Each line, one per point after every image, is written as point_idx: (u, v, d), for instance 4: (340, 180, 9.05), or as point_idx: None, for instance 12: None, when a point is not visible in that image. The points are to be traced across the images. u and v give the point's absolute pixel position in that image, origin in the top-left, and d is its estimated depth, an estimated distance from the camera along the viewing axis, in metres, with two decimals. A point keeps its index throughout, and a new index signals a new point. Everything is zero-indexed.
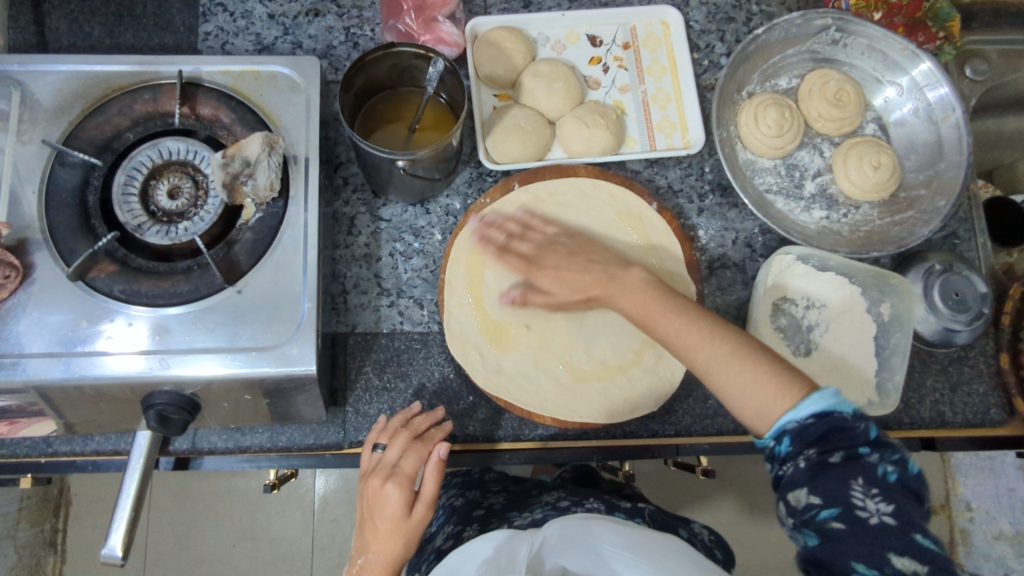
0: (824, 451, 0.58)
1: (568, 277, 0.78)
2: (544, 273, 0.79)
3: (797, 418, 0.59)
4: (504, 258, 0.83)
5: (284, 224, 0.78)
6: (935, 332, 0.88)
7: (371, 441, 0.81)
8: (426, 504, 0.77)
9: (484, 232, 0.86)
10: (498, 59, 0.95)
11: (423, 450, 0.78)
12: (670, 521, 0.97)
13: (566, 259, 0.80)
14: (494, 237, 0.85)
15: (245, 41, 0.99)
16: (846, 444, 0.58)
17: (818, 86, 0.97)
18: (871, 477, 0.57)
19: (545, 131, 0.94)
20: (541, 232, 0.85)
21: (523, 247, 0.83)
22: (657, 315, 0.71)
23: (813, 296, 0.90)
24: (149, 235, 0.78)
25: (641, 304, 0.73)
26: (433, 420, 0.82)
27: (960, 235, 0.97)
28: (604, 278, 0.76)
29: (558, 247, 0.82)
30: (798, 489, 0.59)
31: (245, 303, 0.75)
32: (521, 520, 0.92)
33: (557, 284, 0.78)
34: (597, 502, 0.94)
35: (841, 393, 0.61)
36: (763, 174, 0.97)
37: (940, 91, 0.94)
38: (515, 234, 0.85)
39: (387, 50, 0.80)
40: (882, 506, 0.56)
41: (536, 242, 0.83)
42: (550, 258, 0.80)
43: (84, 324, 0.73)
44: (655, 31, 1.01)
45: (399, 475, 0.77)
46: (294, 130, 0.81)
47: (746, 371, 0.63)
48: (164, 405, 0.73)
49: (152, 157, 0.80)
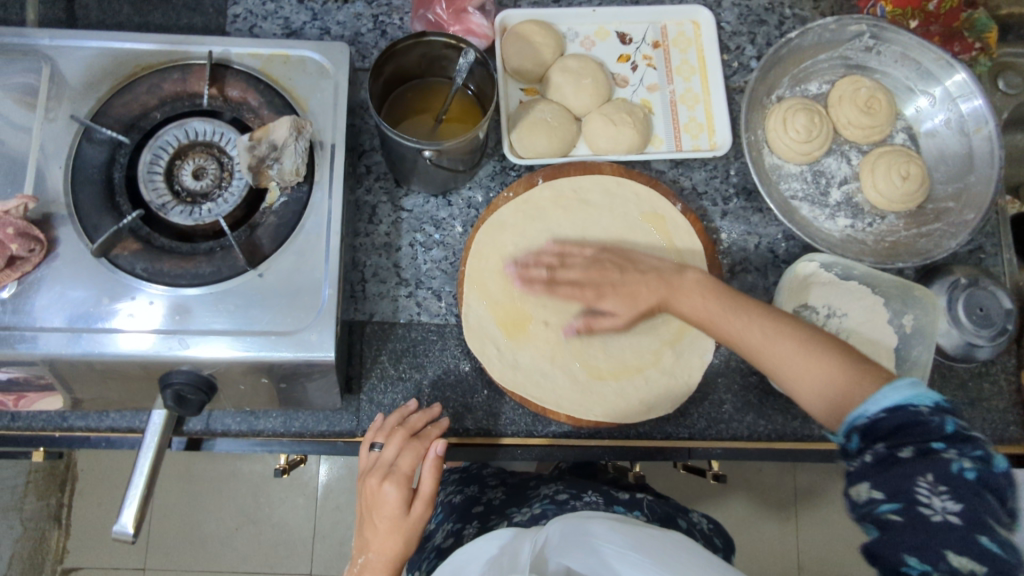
0: (893, 445, 0.58)
1: (625, 296, 0.80)
2: (605, 297, 0.80)
3: (869, 411, 0.61)
4: (557, 292, 0.81)
5: (307, 209, 0.78)
6: (958, 347, 0.87)
7: (369, 441, 0.81)
8: (424, 502, 0.77)
9: (523, 273, 0.83)
10: (527, 53, 0.94)
11: (419, 448, 0.79)
12: (670, 512, 0.95)
13: (617, 275, 0.81)
14: (535, 275, 0.82)
15: (273, 25, 0.99)
16: (918, 438, 0.57)
17: (849, 92, 0.96)
18: (942, 473, 0.56)
19: (571, 127, 0.94)
20: (579, 251, 0.83)
21: (566, 273, 0.81)
22: (719, 316, 0.76)
23: (834, 305, 0.88)
24: (173, 215, 0.78)
25: (702, 307, 0.78)
26: (429, 418, 0.82)
27: (986, 250, 0.96)
28: (661, 285, 0.80)
29: (607, 266, 0.82)
30: (861, 483, 0.59)
31: (265, 287, 0.75)
32: (521, 516, 0.91)
33: (620, 303, 0.80)
34: (596, 495, 0.93)
35: (921, 384, 0.61)
36: (789, 180, 0.96)
37: (974, 103, 0.93)
38: (555, 264, 0.83)
39: (419, 38, 0.79)
40: (948, 504, 0.55)
41: (580, 266, 0.82)
42: (603, 277, 0.81)
43: (105, 301, 0.73)
44: (686, 30, 1.00)
45: (396, 474, 0.77)
46: (322, 116, 0.81)
47: (810, 360, 0.69)
48: (182, 384, 0.73)
49: (178, 137, 0.80)
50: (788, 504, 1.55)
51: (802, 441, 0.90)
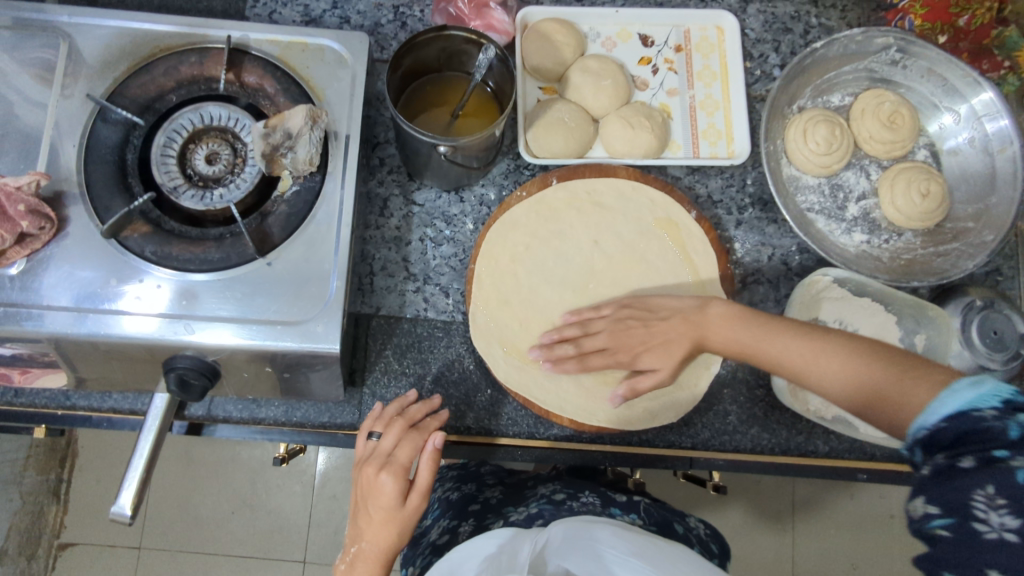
0: (953, 455, 0.49)
1: (660, 352, 0.80)
2: (639, 356, 0.81)
3: (927, 420, 0.53)
4: (591, 364, 0.81)
5: (319, 199, 0.77)
6: (969, 370, 0.84)
7: (368, 429, 0.80)
8: (420, 494, 0.76)
9: (549, 355, 0.82)
10: (547, 51, 0.93)
11: (417, 440, 0.77)
12: (667, 516, 0.95)
13: (647, 337, 0.81)
14: (563, 347, 0.82)
15: (293, 12, 0.98)
16: (978, 445, 0.48)
17: (873, 106, 0.94)
18: (1005, 485, 0.46)
19: (588, 128, 0.93)
20: (596, 313, 0.83)
21: (589, 341, 0.81)
22: (760, 343, 0.75)
23: (846, 319, 0.87)
24: (184, 199, 0.77)
25: (741, 336, 0.77)
26: (429, 408, 0.81)
27: (1003, 272, 0.94)
28: (690, 332, 0.80)
29: (630, 323, 0.82)
30: (916, 498, 0.51)
31: (274, 276, 0.75)
32: (517, 515, 0.90)
33: (658, 360, 0.80)
34: (592, 496, 0.93)
35: (997, 381, 0.51)
36: (806, 192, 0.95)
37: (1000, 122, 0.91)
38: (576, 335, 0.82)
39: (440, 32, 0.79)
40: (1006, 520, 0.46)
41: (601, 331, 0.82)
42: (631, 334, 0.81)
43: (112, 282, 0.73)
44: (709, 35, 0.99)
45: (392, 465, 0.75)
46: (337, 106, 0.80)
47: (837, 353, 0.69)
48: (186, 369, 0.73)
49: (193, 120, 0.80)
50: (785, 517, 1.54)
51: (806, 456, 0.89)
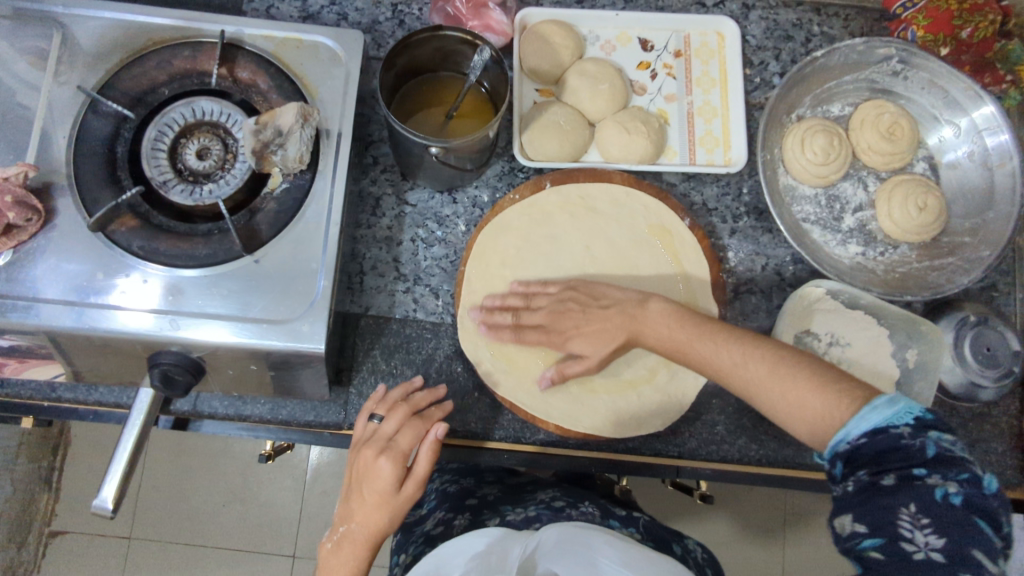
0: (875, 472, 0.55)
1: (592, 338, 0.78)
2: (567, 339, 0.79)
3: (848, 437, 0.57)
4: (523, 335, 0.81)
5: (309, 198, 0.77)
6: (959, 386, 0.84)
7: (369, 412, 0.80)
8: (416, 482, 0.75)
9: (487, 319, 0.83)
10: (544, 53, 0.93)
11: (420, 428, 0.76)
12: (665, 535, 0.93)
13: (584, 317, 0.79)
14: (501, 315, 0.82)
15: (291, 7, 0.97)
16: (897, 463, 0.54)
17: (872, 117, 0.93)
18: (925, 503, 0.52)
19: (583, 132, 0.92)
20: (541, 292, 0.83)
21: (529, 312, 0.81)
22: (692, 342, 0.73)
23: (838, 333, 0.86)
24: (174, 193, 0.77)
25: (671, 335, 0.74)
26: (434, 398, 0.80)
27: (999, 288, 0.93)
28: (624, 321, 0.77)
29: (570, 307, 0.80)
30: (844, 514, 0.56)
31: (262, 273, 0.74)
32: (514, 515, 0.88)
33: (590, 343, 0.78)
34: (591, 506, 0.92)
35: (910, 402, 0.57)
36: (802, 202, 0.94)
37: (1000, 137, 0.90)
38: (519, 307, 0.83)
39: (435, 32, 0.78)
40: (931, 538, 0.51)
41: (543, 308, 0.81)
42: (567, 317, 0.79)
43: (99, 276, 0.73)
44: (710, 41, 0.98)
45: (392, 450, 0.75)
46: (330, 104, 0.80)
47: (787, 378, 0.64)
48: (170, 365, 0.72)
49: (185, 115, 0.79)
50: (776, 526, 1.53)
51: (793, 468, 0.88)
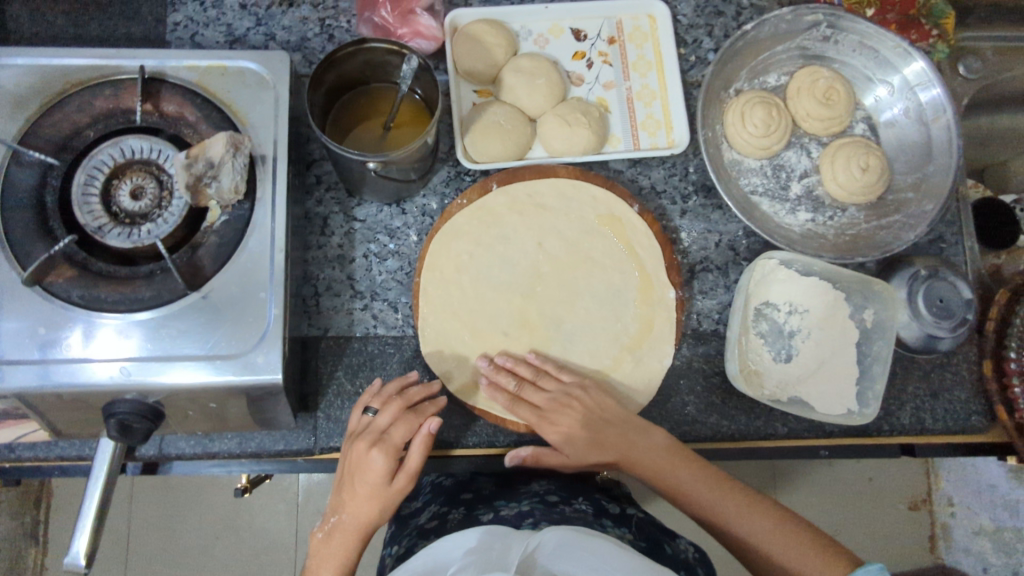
0: None
1: (583, 441, 0.79)
2: (552, 431, 0.80)
3: None
4: (518, 408, 0.81)
5: (249, 227, 0.75)
6: (918, 339, 0.86)
7: (364, 405, 0.79)
8: (408, 475, 0.74)
9: (493, 376, 0.82)
10: (477, 53, 0.92)
11: (414, 422, 0.76)
12: (657, 535, 0.91)
13: (580, 416, 0.80)
14: (503, 382, 0.82)
15: (216, 32, 0.96)
16: None
17: (808, 84, 0.94)
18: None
19: (525, 129, 0.91)
20: (554, 379, 0.83)
21: (535, 396, 0.81)
22: (675, 483, 0.78)
23: (796, 301, 0.88)
24: (110, 238, 0.74)
25: (658, 468, 0.79)
26: (429, 393, 0.79)
27: (947, 239, 0.95)
28: (619, 446, 0.80)
29: (571, 403, 0.81)
30: None
31: (211, 308, 0.73)
32: (507, 510, 0.87)
33: (570, 445, 0.80)
34: (585, 504, 0.90)
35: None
36: (749, 174, 0.95)
37: (932, 91, 0.92)
38: (527, 378, 0.82)
39: (359, 45, 0.77)
40: None
41: (549, 393, 0.81)
42: (562, 415, 0.80)
43: (42, 331, 0.71)
44: (642, 25, 0.98)
45: (385, 443, 0.74)
46: (261, 129, 0.78)
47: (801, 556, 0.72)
48: (126, 414, 0.71)
49: (113, 155, 0.77)
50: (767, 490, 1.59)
51: (767, 439, 0.89)
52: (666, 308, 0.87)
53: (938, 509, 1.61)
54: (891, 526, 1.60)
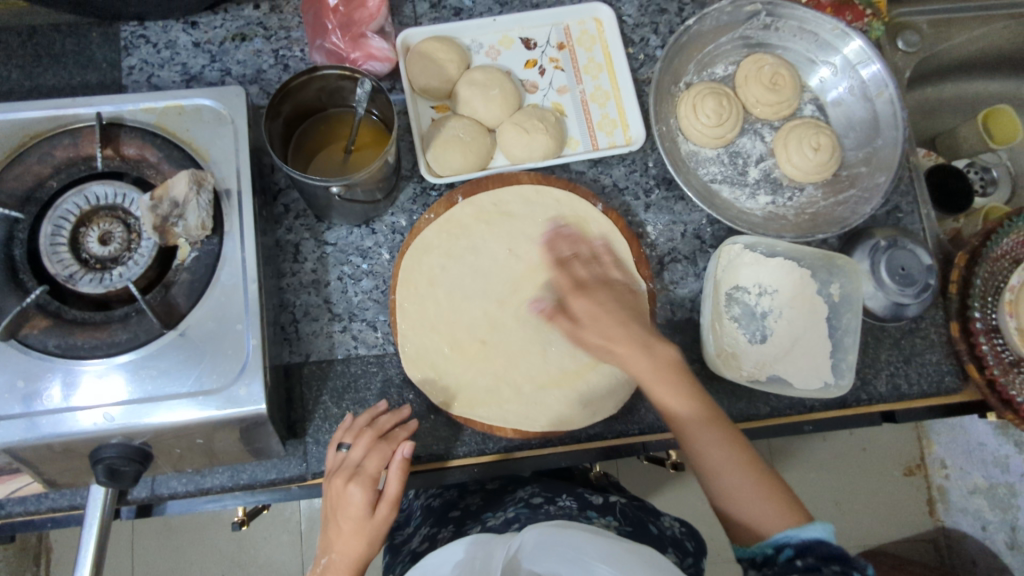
0: (821, 564, 0.65)
1: (604, 321, 0.77)
2: (583, 300, 0.78)
3: (802, 535, 0.67)
4: (561, 272, 0.82)
5: (220, 262, 0.76)
6: (885, 307, 0.88)
7: (337, 441, 0.80)
8: (389, 504, 0.75)
9: (552, 237, 0.87)
10: (431, 70, 0.94)
11: (386, 450, 0.76)
12: (641, 517, 0.94)
13: (611, 302, 0.79)
14: (559, 247, 0.85)
15: (171, 72, 0.97)
16: (843, 565, 0.64)
17: (754, 71, 0.97)
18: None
19: (485, 140, 0.93)
20: (602, 268, 0.84)
21: (581, 272, 0.82)
22: (673, 398, 0.74)
23: (764, 282, 0.91)
24: (82, 285, 0.74)
25: (658, 379, 0.74)
26: (398, 419, 0.80)
27: (903, 209, 0.98)
28: (637, 343, 0.76)
29: (605, 288, 0.81)
30: None
31: (189, 345, 0.74)
32: (495, 520, 0.88)
33: (597, 328, 0.77)
34: (570, 499, 0.92)
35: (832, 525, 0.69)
36: (707, 164, 0.97)
37: (872, 68, 0.95)
38: (582, 256, 0.84)
39: (312, 73, 0.78)
40: None
41: (592, 272, 0.82)
42: (602, 292, 0.80)
43: (21, 384, 0.71)
44: (589, 28, 1.01)
45: (361, 475, 0.75)
46: (224, 163, 0.79)
47: (752, 484, 0.72)
48: (113, 458, 0.72)
49: (79, 203, 0.77)
50: None
51: (750, 420, 0.90)
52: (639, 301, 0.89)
53: (933, 473, 1.64)
54: (889, 492, 1.63)
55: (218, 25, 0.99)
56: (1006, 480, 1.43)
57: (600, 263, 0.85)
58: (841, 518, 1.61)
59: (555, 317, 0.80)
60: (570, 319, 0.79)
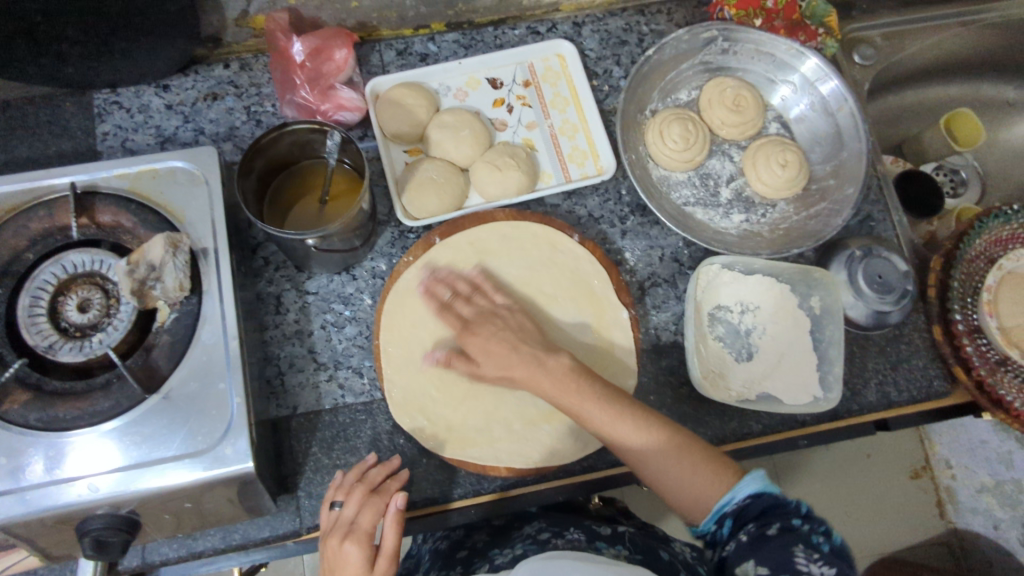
0: (762, 524, 0.68)
1: (496, 354, 0.78)
2: (473, 339, 0.79)
3: (736, 497, 0.70)
4: (445, 316, 0.83)
5: (200, 321, 0.76)
6: (867, 317, 0.89)
7: (329, 500, 0.79)
8: (388, 557, 0.72)
9: (430, 285, 0.86)
10: (400, 116, 0.95)
11: (379, 503, 0.76)
12: (652, 544, 0.92)
13: (500, 332, 0.80)
14: (439, 293, 0.85)
15: (146, 135, 0.98)
16: (779, 517, 0.68)
17: (716, 95, 1.00)
18: (808, 542, 0.65)
19: (458, 180, 0.94)
20: (485, 298, 0.85)
21: (465, 309, 0.83)
22: (583, 404, 0.75)
23: (745, 300, 0.91)
24: (63, 354, 0.75)
25: (565, 390, 0.76)
26: (389, 470, 0.80)
27: (875, 217, 0.99)
28: (533, 364, 0.77)
29: (494, 319, 0.82)
30: (746, 561, 0.66)
31: (172, 408, 0.73)
32: (501, 558, 0.86)
33: (489, 359, 0.78)
34: (578, 532, 0.89)
35: (763, 473, 0.72)
36: (679, 187, 0.99)
37: (830, 84, 0.98)
38: (464, 293, 0.85)
39: (281, 129, 0.80)
40: (824, 569, 0.63)
41: (477, 307, 0.83)
42: (486, 326, 0.80)
43: (3, 461, 0.70)
44: (553, 65, 1.03)
45: (356, 532, 0.73)
46: (199, 223, 0.80)
47: (681, 467, 0.73)
48: (101, 529, 0.71)
49: (56, 273, 0.77)
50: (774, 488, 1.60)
51: (745, 440, 0.89)
52: (622, 328, 0.90)
53: (939, 474, 1.62)
54: (900, 497, 1.61)
55: (189, 86, 1.00)
56: (1012, 477, 1.51)
57: (482, 293, 0.85)
58: (852, 527, 1.59)
59: (450, 361, 0.81)
60: (467, 360, 0.80)
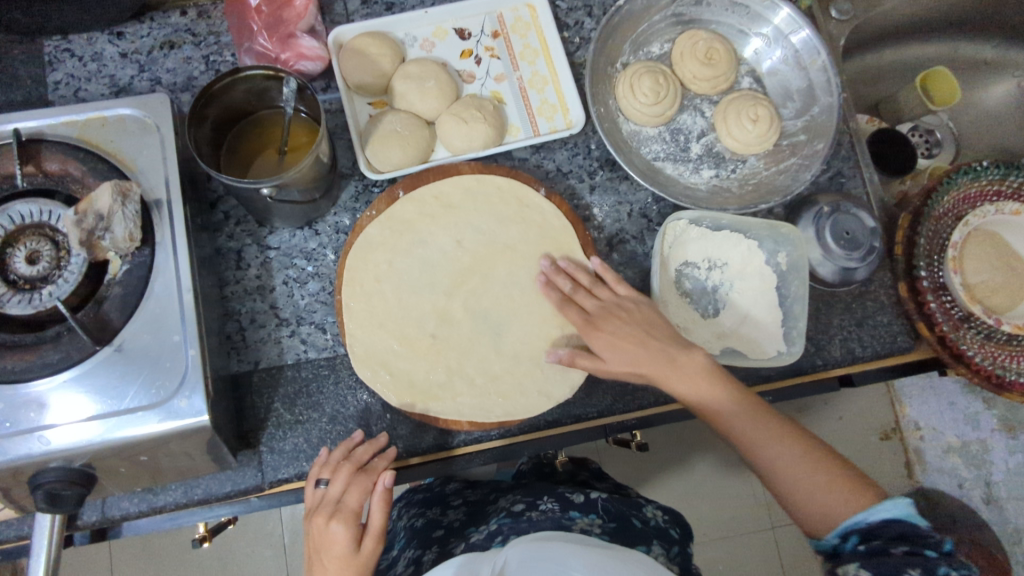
0: (887, 546, 0.63)
1: (625, 349, 0.81)
2: (598, 335, 0.83)
3: (869, 517, 0.67)
4: (565, 311, 0.86)
5: (154, 273, 0.74)
6: (834, 274, 0.89)
7: (314, 478, 0.78)
8: (375, 537, 0.75)
9: (551, 275, 0.88)
10: (364, 66, 0.92)
11: (366, 482, 0.77)
12: (625, 511, 0.93)
13: (626, 327, 0.82)
14: (560, 284, 0.87)
15: (99, 84, 0.94)
16: (912, 544, 0.62)
17: (688, 47, 0.98)
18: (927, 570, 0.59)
19: (423, 133, 0.92)
20: (608, 291, 0.86)
21: (586, 304, 0.85)
22: (722, 411, 0.78)
23: (714, 256, 0.90)
24: (11, 306, 0.72)
25: (703, 396, 0.79)
26: (376, 448, 0.80)
27: (845, 173, 0.99)
28: (662, 360, 0.80)
29: (622, 313, 0.83)
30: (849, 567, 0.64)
31: (126, 361, 0.72)
32: (478, 535, 0.87)
33: (619, 356, 0.81)
34: (551, 502, 0.90)
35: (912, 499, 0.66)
36: (649, 142, 0.97)
37: (803, 35, 0.96)
38: (583, 286, 0.87)
39: (235, 74, 0.77)
40: None
41: (600, 301, 0.85)
42: (611, 321, 0.83)
43: None
44: (523, 15, 1.00)
45: (344, 512, 0.75)
46: (152, 173, 0.77)
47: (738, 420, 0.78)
48: (53, 482, 0.70)
49: (3, 224, 0.74)
50: None
51: None
52: None
53: (907, 436, 1.61)
54: None
55: (144, 34, 0.97)
56: (977, 437, 1.55)
57: (605, 284, 0.86)
58: None
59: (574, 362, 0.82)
60: (592, 355, 0.83)
